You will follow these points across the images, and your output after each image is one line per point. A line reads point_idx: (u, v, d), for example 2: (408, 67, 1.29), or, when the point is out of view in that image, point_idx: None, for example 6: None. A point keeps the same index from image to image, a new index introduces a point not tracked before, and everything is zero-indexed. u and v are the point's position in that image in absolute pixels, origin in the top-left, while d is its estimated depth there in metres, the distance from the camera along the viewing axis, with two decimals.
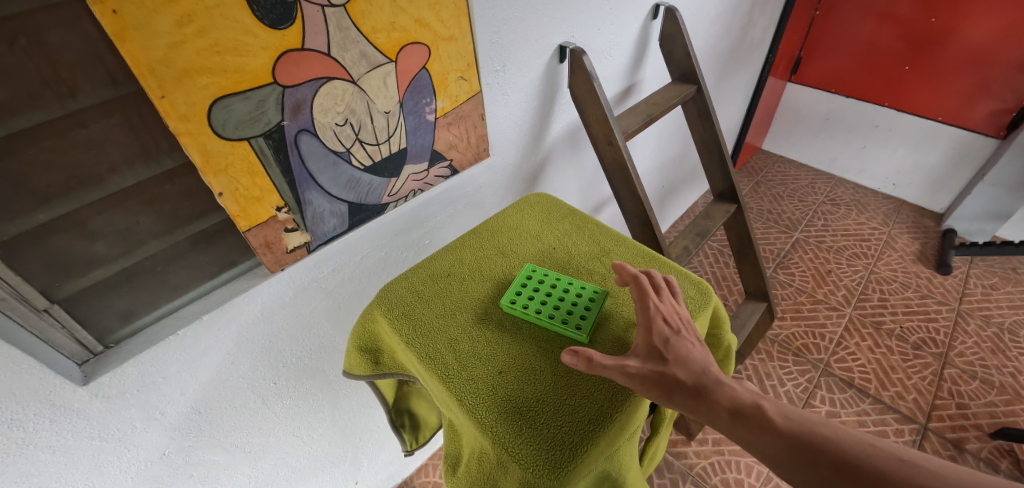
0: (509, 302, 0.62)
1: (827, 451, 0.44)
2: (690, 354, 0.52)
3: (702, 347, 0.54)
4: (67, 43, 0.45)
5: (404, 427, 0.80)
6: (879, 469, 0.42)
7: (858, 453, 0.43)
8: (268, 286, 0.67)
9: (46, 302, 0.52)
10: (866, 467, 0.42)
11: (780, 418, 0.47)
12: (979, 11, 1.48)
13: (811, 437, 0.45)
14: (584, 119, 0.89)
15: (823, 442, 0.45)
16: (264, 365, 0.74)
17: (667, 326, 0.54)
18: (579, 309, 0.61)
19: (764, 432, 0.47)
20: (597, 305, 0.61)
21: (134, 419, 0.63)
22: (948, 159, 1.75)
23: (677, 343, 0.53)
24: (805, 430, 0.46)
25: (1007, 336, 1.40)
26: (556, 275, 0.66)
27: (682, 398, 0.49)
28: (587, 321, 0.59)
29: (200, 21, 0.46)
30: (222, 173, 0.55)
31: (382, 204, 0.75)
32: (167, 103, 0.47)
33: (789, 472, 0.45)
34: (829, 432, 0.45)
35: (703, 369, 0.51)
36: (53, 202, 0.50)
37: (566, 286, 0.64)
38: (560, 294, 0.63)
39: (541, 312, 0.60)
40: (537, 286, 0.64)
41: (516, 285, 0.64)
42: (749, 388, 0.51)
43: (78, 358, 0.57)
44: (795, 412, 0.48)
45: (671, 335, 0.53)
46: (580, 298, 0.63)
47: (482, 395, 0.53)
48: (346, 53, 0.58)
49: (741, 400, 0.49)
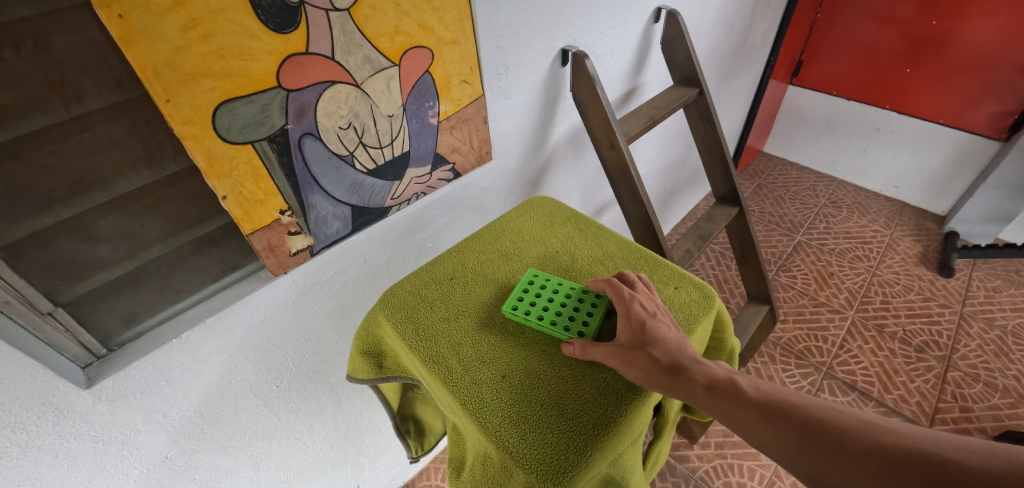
0: (511, 308, 0.61)
1: (793, 416, 0.45)
2: (666, 336, 0.53)
3: (677, 330, 0.55)
4: (73, 47, 0.45)
5: (409, 433, 0.80)
6: (844, 430, 0.42)
7: (826, 417, 0.44)
8: (271, 290, 0.67)
9: (50, 305, 0.52)
10: (833, 430, 0.43)
11: (749, 388, 0.48)
12: (980, 13, 1.48)
13: (778, 404, 0.46)
14: (587, 122, 0.90)
15: (790, 408, 0.45)
16: (267, 368, 0.74)
17: (643, 310, 0.56)
18: (582, 315, 0.61)
19: (733, 401, 0.48)
20: (600, 311, 0.61)
21: (136, 422, 0.63)
22: (949, 162, 1.75)
23: (653, 325, 0.54)
24: (771, 397, 0.47)
25: (1010, 339, 1.40)
26: (558, 279, 0.66)
27: (659, 377, 0.50)
28: (591, 327, 0.59)
29: (205, 26, 0.46)
30: (226, 176, 0.55)
31: (385, 207, 0.75)
32: (172, 107, 0.48)
33: (759, 439, 0.46)
34: (797, 400, 0.46)
35: (678, 349, 0.53)
36: (58, 205, 0.50)
37: (568, 291, 0.64)
38: (563, 300, 0.63)
39: (544, 319, 0.60)
40: (539, 292, 0.64)
41: (517, 291, 0.64)
42: (724, 365, 0.52)
43: (82, 361, 0.57)
44: (763, 382, 0.49)
45: (648, 319, 0.55)
46: (583, 302, 0.63)
47: (485, 399, 0.53)
48: (350, 57, 0.58)
49: (714, 376, 0.50)
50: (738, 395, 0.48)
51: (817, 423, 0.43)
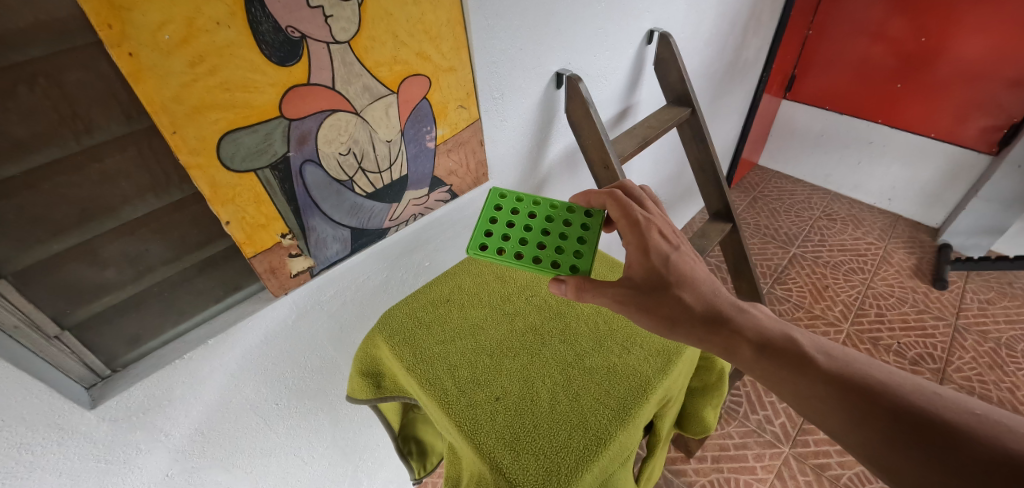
0: (479, 247, 0.62)
1: (883, 398, 0.43)
2: (690, 272, 0.56)
3: (699, 262, 0.58)
4: (84, 82, 0.47)
5: (411, 454, 0.81)
6: (949, 422, 0.40)
7: (927, 406, 0.42)
8: (272, 310, 0.69)
9: (57, 329, 0.54)
10: (935, 421, 0.41)
11: (821, 357, 0.48)
12: (969, 30, 1.51)
13: (860, 382, 0.45)
14: (581, 143, 0.92)
15: (877, 389, 0.44)
16: (267, 387, 0.75)
17: (666, 243, 0.58)
18: (574, 239, 0.63)
19: (799, 369, 0.48)
20: (592, 230, 0.64)
21: (138, 441, 0.64)
22: (942, 175, 1.78)
23: (677, 259, 0.56)
24: (853, 374, 0.46)
25: (1004, 351, 1.41)
26: (530, 201, 0.68)
27: (699, 328, 0.53)
28: (585, 248, 0.62)
29: (211, 61, 0.48)
30: (230, 202, 0.57)
31: (384, 228, 0.77)
32: (179, 138, 0.50)
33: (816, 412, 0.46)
34: (882, 376, 0.45)
35: (708, 291, 0.55)
36: (67, 232, 0.51)
37: (547, 214, 0.66)
38: (544, 225, 0.65)
39: (527, 250, 0.61)
40: (512, 216, 0.66)
41: (485, 223, 0.65)
42: (784, 324, 0.53)
43: (86, 382, 0.58)
44: (837, 350, 0.49)
45: (672, 253, 0.57)
46: (571, 225, 0.65)
47: (480, 420, 0.54)
48: (350, 87, 0.60)
49: (778, 340, 0.51)
50: (807, 365, 0.48)
51: (915, 411, 0.42)
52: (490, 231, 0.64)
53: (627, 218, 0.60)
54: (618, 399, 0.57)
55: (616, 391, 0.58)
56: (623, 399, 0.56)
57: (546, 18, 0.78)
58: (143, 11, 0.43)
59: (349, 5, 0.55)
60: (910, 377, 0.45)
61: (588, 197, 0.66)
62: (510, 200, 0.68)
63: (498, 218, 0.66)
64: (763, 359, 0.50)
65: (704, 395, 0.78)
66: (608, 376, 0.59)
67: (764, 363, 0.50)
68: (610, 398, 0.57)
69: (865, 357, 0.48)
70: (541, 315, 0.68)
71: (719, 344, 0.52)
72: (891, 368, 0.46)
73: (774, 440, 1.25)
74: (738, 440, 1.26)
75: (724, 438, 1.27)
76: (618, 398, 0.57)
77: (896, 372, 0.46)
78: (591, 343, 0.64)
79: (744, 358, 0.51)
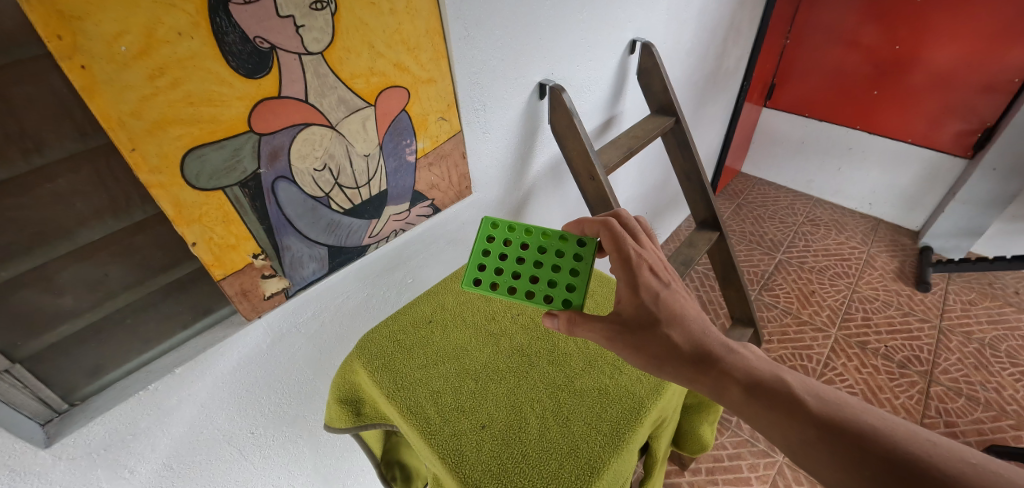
0: (471, 282, 0.59)
1: (876, 446, 0.41)
2: (679, 308, 0.55)
3: (690, 301, 0.57)
4: (33, 96, 0.43)
5: (394, 480, 0.76)
6: (945, 473, 0.38)
7: (922, 456, 0.40)
8: (243, 336, 0.65)
9: (6, 362, 0.49)
10: (932, 471, 0.38)
11: (812, 400, 0.46)
12: (941, 36, 1.55)
13: (853, 429, 0.43)
14: (566, 153, 0.91)
15: (871, 436, 0.42)
16: (241, 415, 0.71)
17: (656, 280, 0.57)
18: (566, 271, 0.61)
19: (790, 415, 0.46)
20: (585, 261, 0.62)
21: (99, 479, 0.59)
22: (919, 179, 1.81)
23: (666, 297, 0.56)
24: (845, 419, 0.44)
25: (988, 351, 1.42)
26: (522, 229, 0.65)
27: (683, 367, 0.51)
28: (578, 281, 0.60)
29: (173, 73, 0.45)
30: (196, 223, 0.53)
31: (363, 246, 0.74)
32: (139, 155, 0.46)
33: (809, 459, 0.44)
34: (876, 422, 0.43)
35: (698, 331, 0.54)
36: (17, 258, 0.47)
37: (539, 245, 0.64)
38: (537, 257, 0.62)
39: (518, 285, 0.59)
40: (505, 247, 0.63)
41: (478, 253, 0.62)
42: (768, 361, 0.52)
43: (41, 417, 0.54)
44: (828, 394, 0.47)
45: (661, 290, 0.56)
46: (563, 256, 0.63)
47: (466, 452, 0.52)
48: (324, 99, 0.58)
49: (764, 379, 0.49)
50: (797, 408, 0.46)
51: (909, 462, 0.39)
52: (483, 264, 0.61)
53: (619, 252, 0.59)
54: (609, 423, 0.54)
55: (608, 415, 0.55)
56: (616, 424, 0.54)
57: (527, 29, 0.77)
58: (96, 20, 0.40)
59: (323, 15, 0.53)
60: (905, 423, 0.43)
61: (582, 225, 0.65)
62: (502, 229, 0.65)
63: (490, 250, 0.63)
64: (753, 402, 0.48)
65: (699, 412, 0.77)
66: (599, 399, 0.57)
67: (753, 405, 0.48)
68: (603, 423, 0.54)
69: (857, 401, 0.46)
70: (528, 335, 0.66)
71: (707, 385, 0.50)
72: (885, 414, 0.44)
73: (768, 449, 1.23)
74: (732, 450, 1.25)
75: (719, 449, 1.25)
76: (611, 423, 0.54)
77: (888, 418, 0.44)
78: (582, 364, 0.62)
79: (733, 400, 0.49)
